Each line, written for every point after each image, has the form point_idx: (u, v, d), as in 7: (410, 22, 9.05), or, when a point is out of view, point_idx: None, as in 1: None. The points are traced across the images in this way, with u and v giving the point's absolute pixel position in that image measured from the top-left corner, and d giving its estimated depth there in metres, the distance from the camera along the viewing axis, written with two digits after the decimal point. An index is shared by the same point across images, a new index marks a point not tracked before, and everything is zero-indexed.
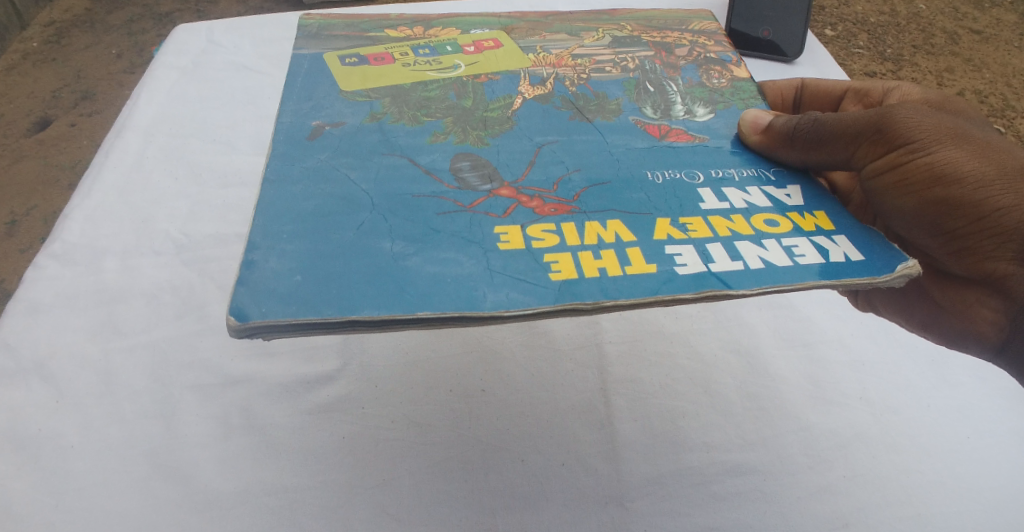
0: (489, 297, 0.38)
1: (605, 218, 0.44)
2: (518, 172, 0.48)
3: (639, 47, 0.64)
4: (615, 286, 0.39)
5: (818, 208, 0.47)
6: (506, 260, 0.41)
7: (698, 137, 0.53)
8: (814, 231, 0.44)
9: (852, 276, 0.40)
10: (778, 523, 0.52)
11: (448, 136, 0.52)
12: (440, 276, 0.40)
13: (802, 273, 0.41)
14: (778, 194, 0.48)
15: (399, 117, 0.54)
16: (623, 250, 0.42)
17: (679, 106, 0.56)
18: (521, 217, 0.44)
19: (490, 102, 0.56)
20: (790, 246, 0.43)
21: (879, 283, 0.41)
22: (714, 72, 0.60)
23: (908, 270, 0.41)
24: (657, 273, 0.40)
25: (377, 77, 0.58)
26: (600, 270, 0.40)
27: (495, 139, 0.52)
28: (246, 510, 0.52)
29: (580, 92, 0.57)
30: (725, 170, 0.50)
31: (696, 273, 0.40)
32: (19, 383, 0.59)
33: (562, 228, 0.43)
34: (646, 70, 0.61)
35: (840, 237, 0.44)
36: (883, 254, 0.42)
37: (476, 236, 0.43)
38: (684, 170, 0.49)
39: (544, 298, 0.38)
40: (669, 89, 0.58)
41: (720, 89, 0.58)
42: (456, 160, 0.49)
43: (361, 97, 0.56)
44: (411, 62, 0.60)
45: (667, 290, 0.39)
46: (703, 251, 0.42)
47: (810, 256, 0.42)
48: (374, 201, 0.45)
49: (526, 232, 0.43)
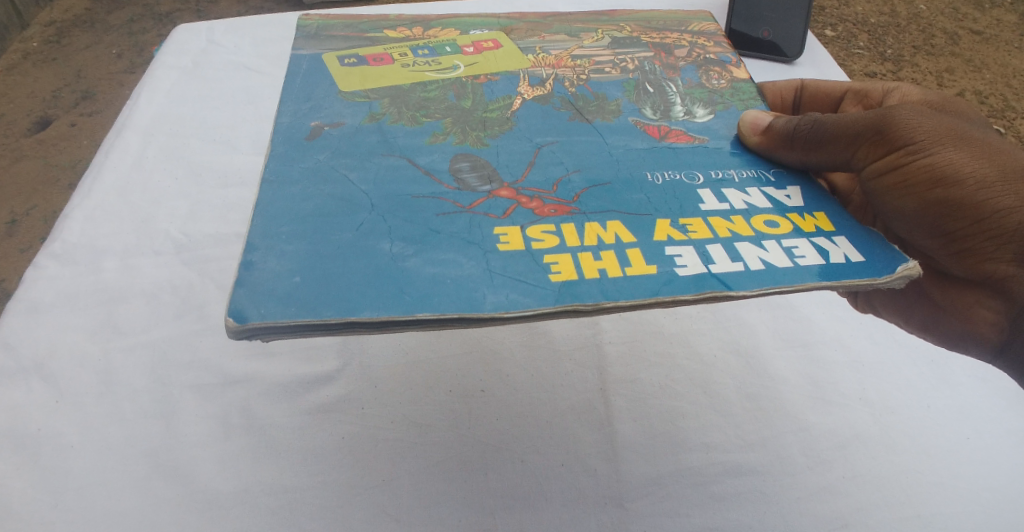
0: (489, 299, 0.38)
1: (605, 219, 0.44)
2: (518, 173, 0.48)
3: (639, 48, 0.64)
4: (615, 287, 0.39)
5: (818, 209, 0.47)
6: (507, 261, 0.41)
7: (698, 138, 0.53)
8: (814, 232, 0.44)
9: (853, 277, 0.40)
10: (777, 523, 0.52)
11: (448, 137, 0.52)
12: (440, 277, 0.40)
13: (803, 274, 0.41)
14: (778, 194, 0.48)
15: (398, 117, 0.54)
16: (623, 251, 0.42)
17: (679, 107, 0.56)
18: (521, 218, 0.44)
19: (490, 102, 0.56)
20: (790, 247, 0.43)
21: (880, 284, 0.41)
22: (714, 73, 0.60)
23: (908, 271, 0.41)
24: (657, 274, 0.40)
25: (376, 78, 0.58)
26: (600, 271, 0.40)
27: (495, 140, 0.52)
28: (245, 510, 0.52)
29: (580, 93, 0.57)
30: (725, 171, 0.50)
31: (696, 274, 0.40)
32: (19, 383, 0.59)
33: (562, 229, 0.44)
34: (646, 71, 0.61)
35: (840, 238, 0.44)
36: (883, 256, 0.42)
37: (476, 237, 0.43)
38: (684, 171, 0.49)
39: (545, 299, 0.38)
40: (669, 90, 0.58)
41: (719, 90, 0.58)
42: (456, 161, 0.49)
43: (360, 97, 0.56)
44: (411, 63, 0.60)
45: (667, 291, 0.39)
46: (703, 252, 0.42)
47: (810, 257, 0.42)
48: (374, 202, 0.45)
49: (526, 233, 0.43)
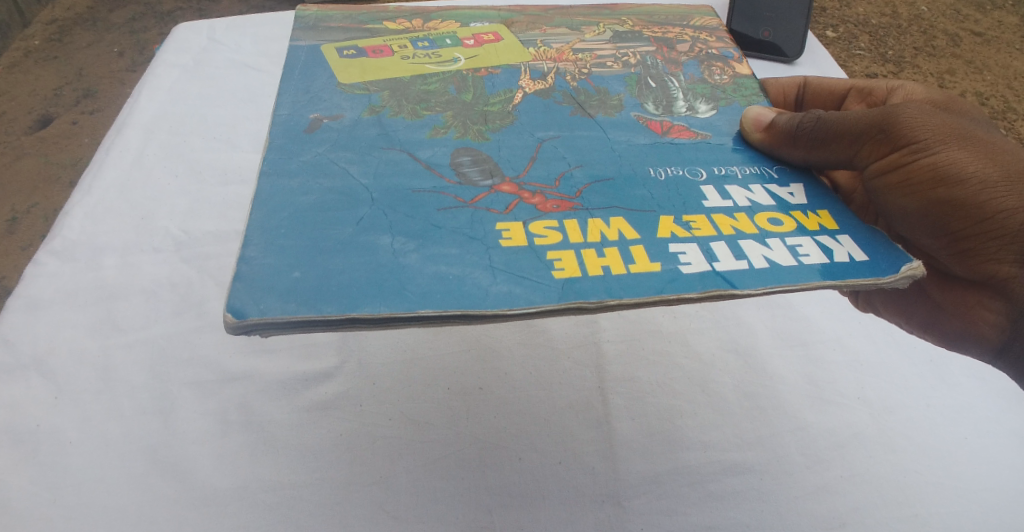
0: (492, 295, 0.38)
1: (608, 215, 0.44)
2: (520, 168, 0.48)
3: (640, 42, 0.64)
4: (619, 284, 0.39)
5: (821, 208, 0.47)
6: (510, 257, 0.41)
7: (699, 133, 0.53)
8: (817, 230, 0.44)
9: (856, 276, 0.40)
10: (774, 522, 0.52)
11: (449, 130, 0.52)
12: (443, 273, 0.40)
13: (807, 273, 0.40)
14: (781, 192, 0.48)
15: (399, 110, 0.54)
16: (626, 248, 0.42)
17: (681, 102, 0.56)
18: (523, 213, 0.44)
19: (491, 96, 0.56)
20: (793, 245, 0.43)
21: (884, 284, 0.41)
22: (716, 68, 0.60)
23: (912, 271, 0.41)
24: (661, 272, 0.40)
25: (377, 70, 0.58)
26: (603, 268, 0.40)
27: (496, 133, 0.52)
28: (243, 506, 0.52)
29: (581, 87, 0.57)
30: (727, 167, 0.50)
31: (700, 272, 0.40)
32: (18, 379, 0.59)
33: (564, 225, 0.43)
34: (648, 65, 0.60)
35: (843, 237, 0.44)
36: (887, 255, 0.42)
37: (478, 233, 0.43)
38: (686, 167, 0.49)
39: (547, 295, 0.38)
40: (670, 85, 0.58)
41: (721, 86, 0.58)
42: (457, 156, 0.49)
43: (359, 89, 0.56)
44: (411, 55, 0.60)
45: (671, 289, 0.39)
46: (707, 250, 0.42)
47: (814, 256, 0.42)
48: (374, 196, 0.45)
49: (528, 229, 0.43)
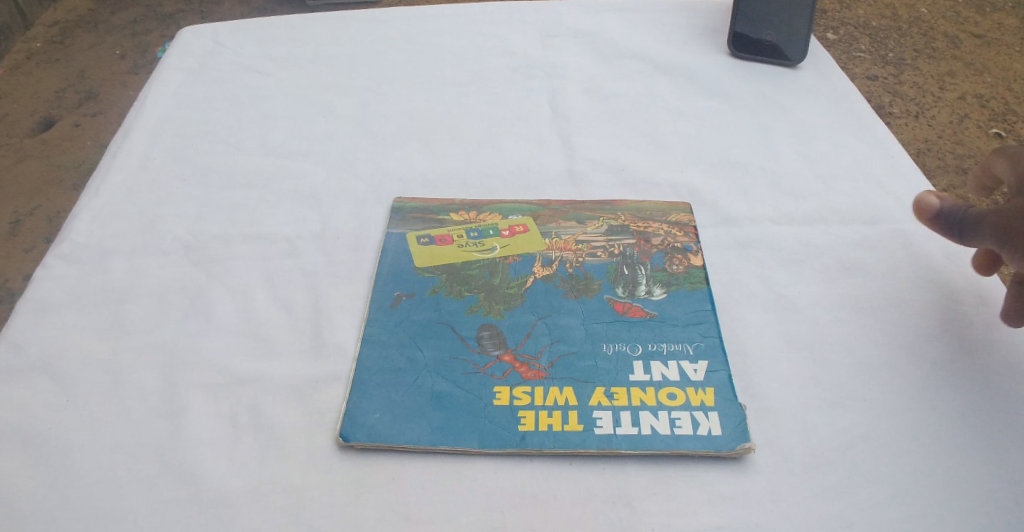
0: (480, 440, 0.56)
1: (564, 384, 0.60)
2: (517, 340, 0.63)
3: (625, 235, 0.74)
4: (554, 439, 0.56)
5: (711, 385, 0.60)
6: (495, 414, 0.58)
7: (649, 312, 0.66)
8: (698, 405, 0.59)
9: (701, 449, 0.56)
10: (782, 522, 0.52)
11: (478, 308, 0.66)
12: (451, 420, 0.57)
13: (673, 442, 0.56)
14: (687, 368, 0.61)
15: (448, 289, 0.67)
16: (567, 410, 0.58)
17: (641, 286, 0.68)
18: (512, 379, 0.60)
19: (512, 278, 0.69)
20: (675, 418, 0.58)
21: (722, 454, 0.56)
22: (676, 258, 0.71)
23: (743, 449, 0.56)
24: (581, 430, 0.57)
25: (437, 253, 0.71)
26: (548, 425, 0.57)
27: (509, 312, 0.65)
28: (255, 508, 0.52)
29: (574, 273, 0.69)
30: (661, 343, 0.63)
31: (605, 434, 0.56)
32: (28, 382, 0.59)
33: (535, 391, 0.59)
34: (625, 254, 0.72)
35: (714, 414, 0.58)
36: (734, 433, 0.57)
37: (480, 392, 0.59)
38: (629, 343, 0.63)
39: (505, 444, 0.56)
40: (638, 270, 0.70)
41: (676, 272, 0.70)
42: (480, 327, 0.64)
43: (427, 273, 0.69)
44: (462, 244, 0.72)
45: (586, 445, 0.56)
46: (616, 417, 0.58)
47: (685, 428, 0.57)
48: (422, 344, 0.63)
49: (512, 392, 0.59)
